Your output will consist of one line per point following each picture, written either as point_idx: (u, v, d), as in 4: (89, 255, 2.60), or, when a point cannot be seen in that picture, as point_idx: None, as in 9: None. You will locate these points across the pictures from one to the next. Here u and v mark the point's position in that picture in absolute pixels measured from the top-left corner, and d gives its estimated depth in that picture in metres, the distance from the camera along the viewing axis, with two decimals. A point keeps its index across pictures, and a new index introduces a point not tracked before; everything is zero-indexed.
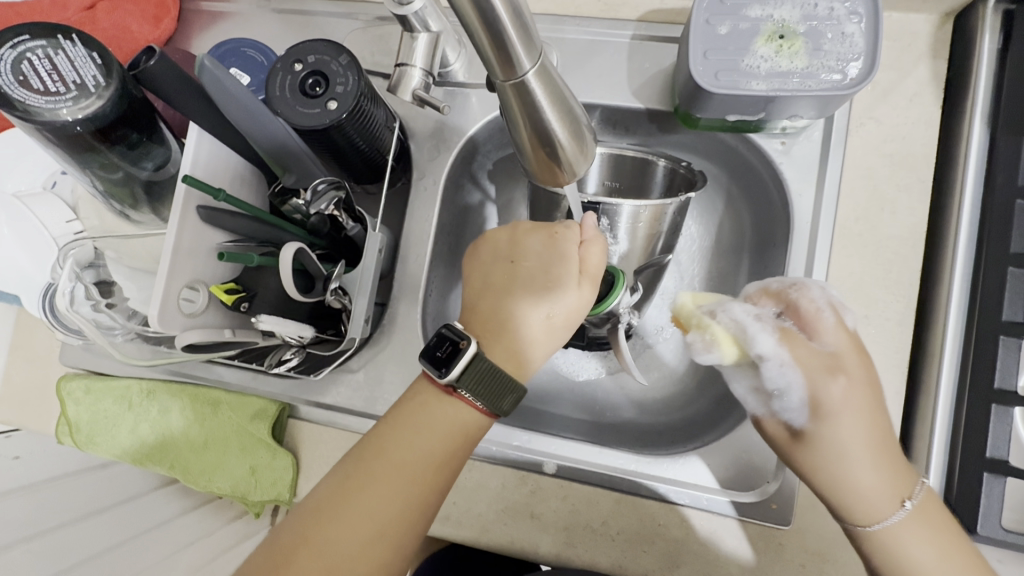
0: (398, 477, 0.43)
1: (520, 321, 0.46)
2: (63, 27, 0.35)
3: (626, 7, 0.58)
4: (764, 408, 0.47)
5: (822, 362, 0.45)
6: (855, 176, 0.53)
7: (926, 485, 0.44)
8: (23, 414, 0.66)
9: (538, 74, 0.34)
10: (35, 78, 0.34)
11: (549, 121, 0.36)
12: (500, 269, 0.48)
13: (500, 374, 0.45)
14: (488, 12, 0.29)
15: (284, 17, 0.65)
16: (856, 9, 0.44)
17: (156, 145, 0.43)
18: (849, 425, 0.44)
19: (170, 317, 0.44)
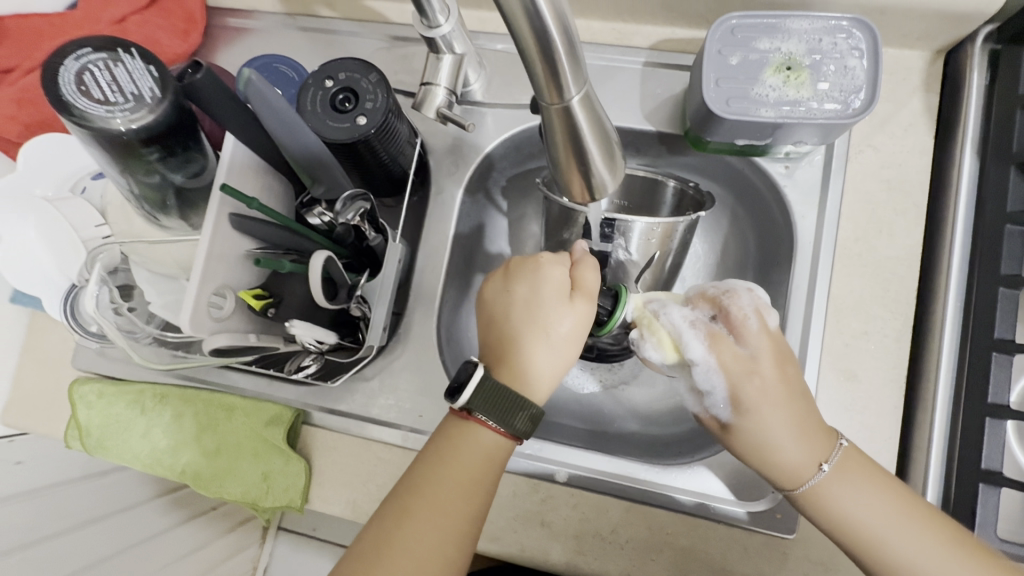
0: (438, 516, 0.44)
1: (520, 345, 0.48)
2: (122, 41, 0.37)
3: (638, 36, 0.62)
4: (701, 406, 0.50)
5: (743, 363, 0.47)
6: (855, 200, 0.56)
7: (842, 446, 0.47)
8: (30, 417, 0.66)
9: (582, 100, 0.36)
10: (95, 89, 0.35)
11: (587, 144, 0.39)
12: (501, 304, 0.51)
13: (507, 392, 0.46)
14: (546, 41, 0.31)
15: (310, 35, 0.68)
16: (858, 45, 0.47)
17: (195, 154, 0.44)
18: (771, 419, 0.46)
19: (199, 320, 0.45)
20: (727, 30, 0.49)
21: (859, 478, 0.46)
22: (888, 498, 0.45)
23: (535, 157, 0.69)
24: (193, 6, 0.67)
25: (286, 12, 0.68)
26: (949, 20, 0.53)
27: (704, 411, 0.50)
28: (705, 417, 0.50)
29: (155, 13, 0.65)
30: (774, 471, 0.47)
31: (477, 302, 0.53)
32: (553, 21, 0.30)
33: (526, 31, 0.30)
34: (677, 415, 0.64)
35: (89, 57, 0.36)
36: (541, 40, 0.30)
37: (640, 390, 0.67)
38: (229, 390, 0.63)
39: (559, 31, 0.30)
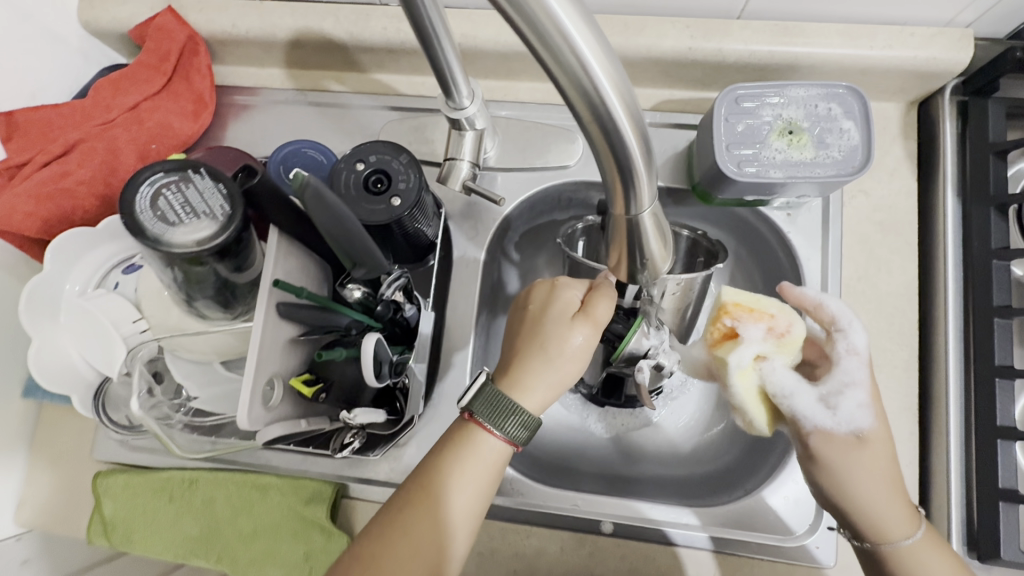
0: (434, 514, 0.47)
1: (520, 357, 0.52)
2: (193, 162, 0.37)
3: (640, 98, 0.66)
4: (833, 417, 0.46)
5: (874, 395, 0.47)
6: (853, 242, 0.61)
7: (916, 538, 0.46)
8: (50, 514, 0.64)
9: (650, 218, 0.32)
10: (171, 213, 0.36)
11: (649, 250, 0.34)
12: (516, 321, 0.55)
13: (502, 398, 0.49)
14: (617, 144, 0.27)
15: (321, 109, 0.69)
16: (850, 109, 0.52)
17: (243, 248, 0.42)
18: (863, 466, 0.46)
19: (255, 414, 0.45)
20: (732, 100, 0.53)
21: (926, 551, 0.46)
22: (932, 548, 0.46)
23: (547, 213, 0.71)
24: (202, 86, 0.66)
25: (296, 88, 0.70)
26: (921, 77, 0.58)
27: (835, 420, 0.46)
28: (834, 430, 0.46)
29: (166, 97, 0.65)
30: (870, 530, 0.46)
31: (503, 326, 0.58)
32: (629, 127, 0.26)
33: (593, 130, 0.27)
34: (703, 454, 0.67)
35: (163, 182, 0.37)
36: (614, 144, 0.27)
37: (664, 431, 0.69)
38: (263, 468, 0.63)
39: (633, 130, 0.26)
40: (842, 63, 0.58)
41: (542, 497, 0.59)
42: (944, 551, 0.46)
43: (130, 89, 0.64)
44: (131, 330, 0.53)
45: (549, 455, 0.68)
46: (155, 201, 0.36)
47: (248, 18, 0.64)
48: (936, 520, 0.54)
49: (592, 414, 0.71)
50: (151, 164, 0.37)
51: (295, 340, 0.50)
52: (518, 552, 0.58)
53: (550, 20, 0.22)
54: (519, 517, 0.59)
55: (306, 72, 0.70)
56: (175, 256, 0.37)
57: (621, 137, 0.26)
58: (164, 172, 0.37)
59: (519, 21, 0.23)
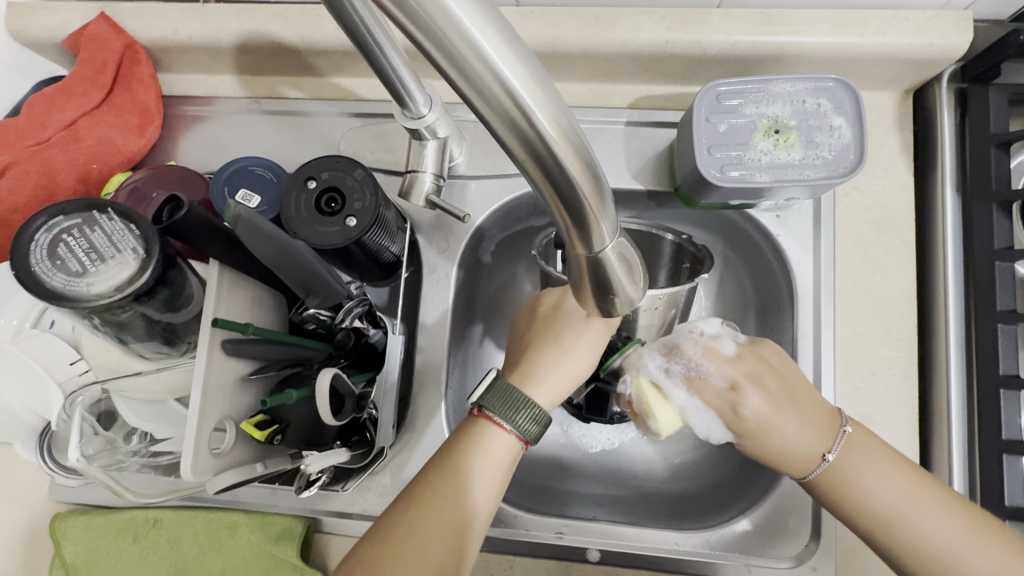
0: (447, 509, 0.43)
1: (532, 350, 0.50)
2: (99, 203, 0.35)
3: (617, 95, 0.61)
4: (728, 413, 0.48)
5: (724, 398, 0.48)
6: (846, 243, 0.57)
7: (846, 433, 0.46)
8: (9, 560, 0.60)
9: (613, 253, 0.28)
10: (73, 260, 0.33)
11: (621, 289, 0.29)
12: (524, 319, 0.53)
13: (513, 390, 0.46)
14: (557, 178, 0.23)
15: (277, 118, 0.64)
16: (840, 105, 0.48)
17: (166, 288, 0.38)
18: (766, 432, 0.47)
19: (201, 463, 0.41)
20: (713, 97, 0.49)
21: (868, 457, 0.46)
22: (885, 471, 0.45)
23: (522, 221, 0.67)
24: (148, 98, 0.62)
25: (249, 96, 0.65)
26: (917, 65, 0.54)
27: (731, 415, 0.48)
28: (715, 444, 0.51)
29: (106, 112, 0.60)
30: (783, 463, 0.47)
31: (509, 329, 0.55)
32: (574, 165, 0.22)
33: (529, 165, 0.23)
34: (693, 469, 0.64)
35: (64, 227, 0.34)
36: (558, 183, 0.23)
37: (652, 445, 0.66)
38: (231, 504, 0.59)
39: (576, 162, 0.22)
40: (830, 53, 0.54)
41: (525, 525, 0.56)
42: (886, 452, 0.46)
43: (65, 105, 0.59)
44: (69, 374, 0.49)
45: (534, 475, 0.64)
46: (54, 250, 0.33)
47: (190, 23, 0.59)
48: None
49: (578, 427, 0.67)
50: (48, 207, 0.34)
51: (246, 378, 0.46)
52: None
53: (471, 53, 0.19)
54: (502, 547, 0.56)
55: (259, 77, 0.66)
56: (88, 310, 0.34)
57: (565, 174, 0.23)
58: (66, 216, 0.34)
59: (438, 58, 0.20)
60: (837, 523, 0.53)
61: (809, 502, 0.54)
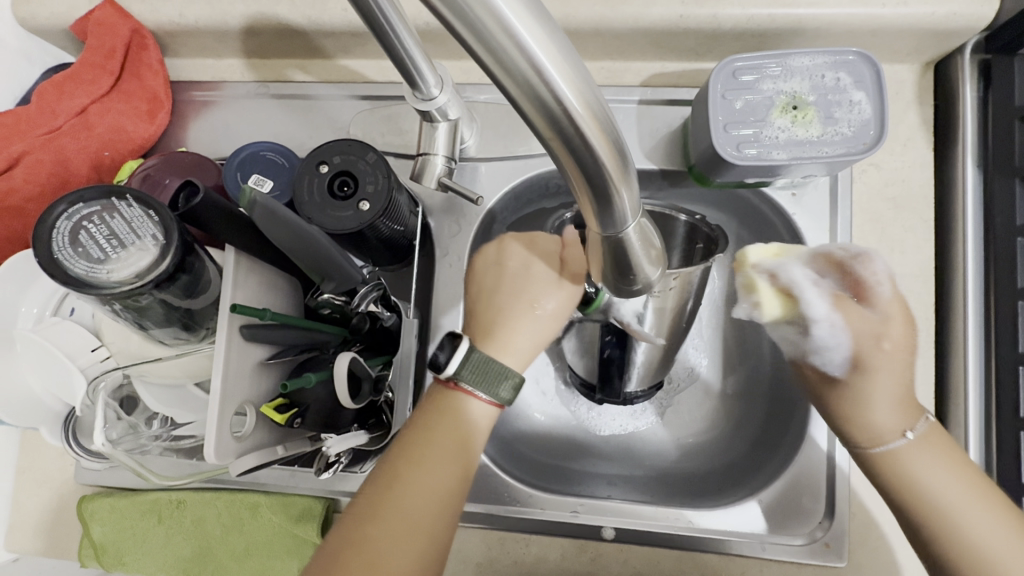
0: (429, 477, 0.44)
1: (506, 314, 0.50)
2: (116, 188, 0.34)
3: (629, 73, 0.60)
4: (798, 355, 0.49)
5: (872, 326, 0.45)
6: (864, 221, 0.57)
7: (908, 439, 0.44)
8: (39, 540, 0.62)
9: (636, 229, 0.28)
10: (94, 247, 0.33)
11: (639, 264, 0.30)
12: (490, 276, 0.52)
13: (493, 364, 0.47)
14: (581, 155, 0.23)
15: (285, 102, 0.64)
16: (861, 79, 0.47)
17: (185, 274, 0.38)
18: (890, 377, 0.45)
19: (224, 446, 0.42)
20: (729, 73, 0.48)
21: (925, 451, 0.44)
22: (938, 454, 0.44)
23: (534, 203, 0.67)
24: (156, 84, 0.62)
25: (257, 80, 0.65)
26: (938, 36, 0.53)
27: (799, 359, 0.49)
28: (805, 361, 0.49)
29: (115, 98, 0.60)
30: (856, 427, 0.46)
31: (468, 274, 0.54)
32: (600, 141, 0.22)
33: (555, 143, 0.23)
34: (709, 447, 0.64)
35: (83, 213, 0.34)
36: (583, 161, 0.23)
37: (668, 425, 0.66)
38: (252, 485, 0.60)
39: (603, 139, 0.22)
40: (850, 25, 0.52)
41: (540, 504, 0.57)
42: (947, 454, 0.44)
43: (75, 92, 0.58)
44: (91, 360, 0.50)
45: (547, 458, 0.65)
46: (74, 236, 0.33)
47: (196, 6, 0.59)
48: None
49: (589, 409, 0.68)
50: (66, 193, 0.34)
51: (264, 363, 0.46)
52: (518, 562, 0.56)
53: (501, 31, 0.19)
54: (517, 525, 0.57)
55: (266, 61, 0.65)
56: (109, 296, 0.34)
57: (592, 154, 0.22)
58: (84, 202, 0.34)
59: (467, 39, 0.20)
60: (851, 500, 0.54)
61: (824, 479, 0.54)
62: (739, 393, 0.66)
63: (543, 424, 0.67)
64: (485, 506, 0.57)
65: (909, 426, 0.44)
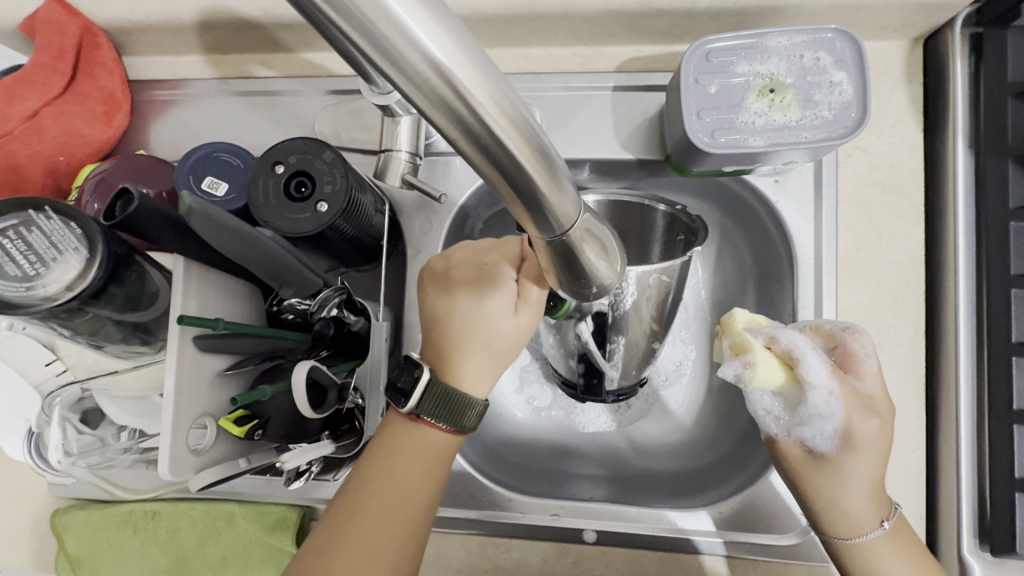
0: (394, 494, 0.44)
1: (461, 347, 0.47)
2: (34, 200, 0.33)
3: (603, 58, 0.58)
4: (783, 427, 0.47)
5: (864, 401, 0.44)
6: (850, 207, 0.54)
7: (883, 530, 0.45)
8: (14, 553, 0.61)
9: (579, 230, 0.26)
10: (14, 265, 0.32)
11: (592, 269, 0.28)
12: (439, 303, 0.48)
13: (454, 397, 0.45)
14: (498, 159, 0.20)
15: (248, 99, 0.62)
16: (841, 58, 0.45)
17: (123, 288, 0.37)
18: (863, 462, 0.44)
19: (180, 461, 0.40)
20: (701, 56, 0.46)
21: (892, 546, 0.45)
22: (904, 549, 0.45)
23: None
24: (113, 83, 0.60)
25: (218, 77, 0.62)
26: (926, 9, 0.50)
27: (785, 432, 0.47)
28: (785, 437, 0.47)
29: (70, 100, 0.58)
30: (837, 517, 0.46)
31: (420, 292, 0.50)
32: (517, 142, 0.20)
33: (468, 149, 0.20)
34: (696, 445, 0.63)
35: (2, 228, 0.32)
36: (502, 165, 0.20)
37: (656, 422, 0.65)
38: (228, 494, 0.59)
39: (520, 138, 0.20)
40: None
41: (520, 508, 0.55)
42: (912, 549, 0.45)
43: (25, 94, 0.55)
44: (46, 375, 0.49)
45: (530, 460, 0.64)
46: None
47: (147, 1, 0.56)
48: (943, 511, 0.49)
49: (574, 407, 0.66)
50: None
51: (222, 374, 0.45)
52: (498, 567, 0.55)
53: (391, 28, 0.16)
54: (498, 529, 0.56)
55: (226, 56, 0.62)
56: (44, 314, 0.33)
57: (514, 161, 0.20)
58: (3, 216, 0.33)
59: (357, 36, 0.17)
60: None
61: None
62: (725, 387, 0.64)
63: (526, 425, 0.66)
64: (463, 511, 0.56)
65: (885, 516, 0.46)
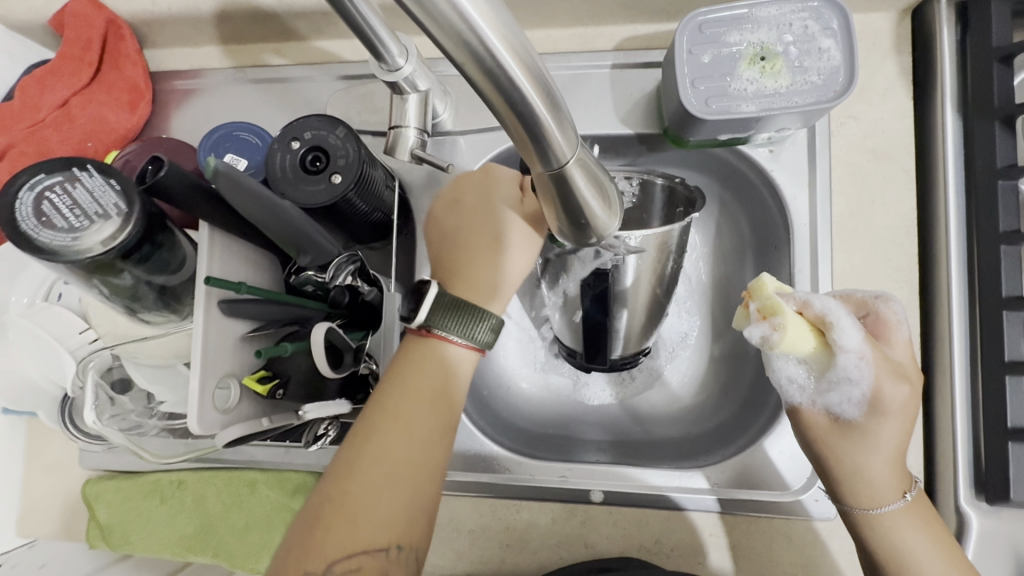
0: (403, 431, 0.45)
1: (476, 250, 0.51)
2: (78, 160, 0.36)
3: (601, 38, 0.60)
4: (808, 396, 0.48)
5: (898, 367, 0.45)
6: (843, 174, 0.56)
7: (904, 501, 0.46)
8: (46, 523, 0.64)
9: (578, 166, 0.28)
10: (58, 217, 0.34)
11: (589, 209, 0.30)
12: (449, 216, 0.52)
13: (464, 305, 0.47)
14: (510, 93, 0.22)
15: (263, 86, 0.65)
16: (829, 25, 0.47)
17: (151, 251, 0.40)
18: (889, 427, 0.45)
19: (207, 418, 0.43)
20: (694, 28, 0.48)
21: (909, 517, 0.46)
22: (919, 515, 0.46)
23: None
24: (136, 74, 0.62)
25: (234, 66, 0.65)
26: None
27: (810, 401, 0.47)
28: (811, 406, 0.47)
29: (97, 90, 0.61)
30: (861, 485, 0.46)
31: (428, 223, 0.54)
32: (524, 76, 0.22)
33: (483, 84, 0.22)
34: (699, 412, 0.65)
35: (46, 184, 0.35)
36: (512, 99, 0.22)
37: (660, 392, 0.67)
38: (248, 463, 0.62)
39: (527, 72, 0.22)
40: None
41: (528, 470, 0.58)
42: (931, 519, 0.46)
43: (58, 84, 0.60)
44: (79, 342, 0.52)
45: (539, 428, 0.66)
46: (36, 206, 0.34)
47: None
48: (941, 465, 0.51)
49: (581, 378, 0.68)
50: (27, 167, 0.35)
51: (246, 338, 0.47)
52: (509, 527, 0.57)
53: None
54: (508, 491, 0.58)
55: (242, 47, 0.65)
56: (81, 264, 0.36)
57: (517, 89, 0.22)
58: (46, 174, 0.35)
59: None
60: None
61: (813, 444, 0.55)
62: (727, 355, 0.65)
63: (533, 395, 0.68)
64: (475, 475, 0.58)
65: (907, 488, 0.47)
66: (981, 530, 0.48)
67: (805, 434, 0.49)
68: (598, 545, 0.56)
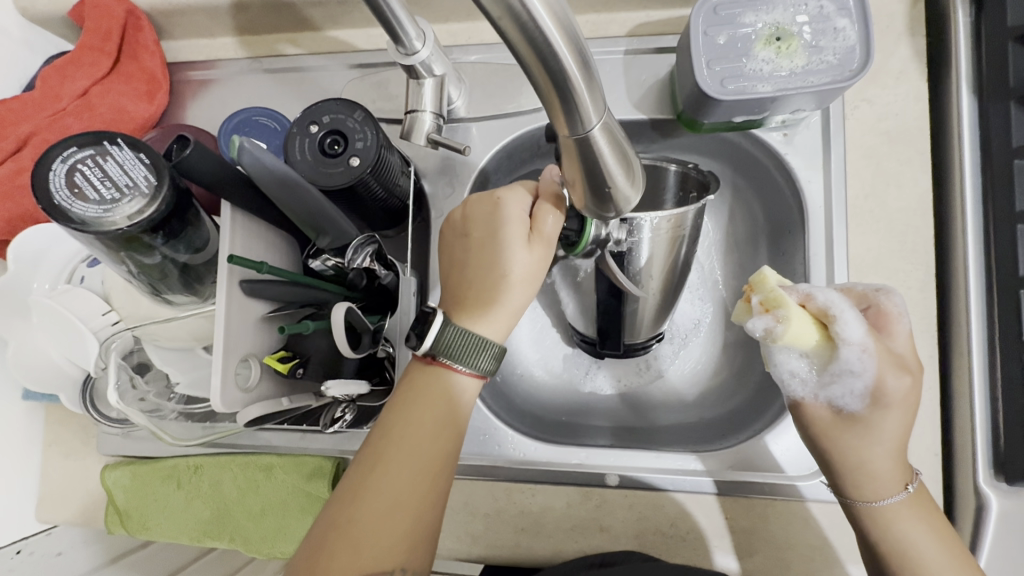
0: (409, 454, 0.45)
1: (481, 284, 0.48)
2: (108, 134, 0.37)
3: (614, 24, 0.60)
4: (810, 390, 0.47)
5: (898, 358, 0.45)
6: (858, 156, 0.56)
7: (907, 493, 0.46)
8: (63, 509, 0.65)
9: (604, 133, 0.28)
10: (90, 189, 0.35)
11: (613, 177, 0.30)
12: (459, 246, 0.51)
13: (468, 336, 0.46)
14: (542, 51, 0.23)
15: (278, 76, 0.65)
16: (844, 5, 0.47)
17: (176, 227, 0.40)
18: (890, 419, 0.45)
19: (230, 395, 0.44)
20: (709, 10, 0.48)
21: (913, 509, 0.46)
22: (920, 510, 0.46)
23: (527, 163, 0.67)
24: (154, 65, 0.63)
25: (250, 56, 0.66)
26: None
27: (812, 395, 0.47)
28: (813, 400, 0.48)
29: (116, 80, 0.62)
30: (864, 480, 0.46)
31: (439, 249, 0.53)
32: (557, 33, 0.22)
33: (518, 42, 0.22)
34: (709, 399, 0.65)
35: (78, 157, 0.36)
36: (545, 57, 0.23)
37: (669, 382, 0.67)
38: (264, 449, 0.62)
39: (559, 30, 0.22)
40: None
41: (545, 455, 0.58)
42: (933, 512, 0.46)
43: (77, 74, 0.61)
44: (102, 324, 0.52)
45: (553, 414, 0.66)
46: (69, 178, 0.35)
47: None
48: (960, 446, 0.51)
49: (594, 366, 0.69)
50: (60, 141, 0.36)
51: (267, 318, 0.48)
52: (524, 511, 0.57)
53: None
54: (522, 476, 0.58)
55: (258, 37, 0.66)
56: (111, 236, 0.36)
57: (549, 45, 0.22)
58: (78, 148, 0.36)
59: None
60: None
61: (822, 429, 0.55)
62: (740, 342, 0.65)
63: (545, 382, 0.69)
64: (490, 459, 0.58)
65: (908, 480, 0.47)
66: (1001, 511, 0.48)
67: (805, 429, 0.49)
68: (613, 528, 0.56)
